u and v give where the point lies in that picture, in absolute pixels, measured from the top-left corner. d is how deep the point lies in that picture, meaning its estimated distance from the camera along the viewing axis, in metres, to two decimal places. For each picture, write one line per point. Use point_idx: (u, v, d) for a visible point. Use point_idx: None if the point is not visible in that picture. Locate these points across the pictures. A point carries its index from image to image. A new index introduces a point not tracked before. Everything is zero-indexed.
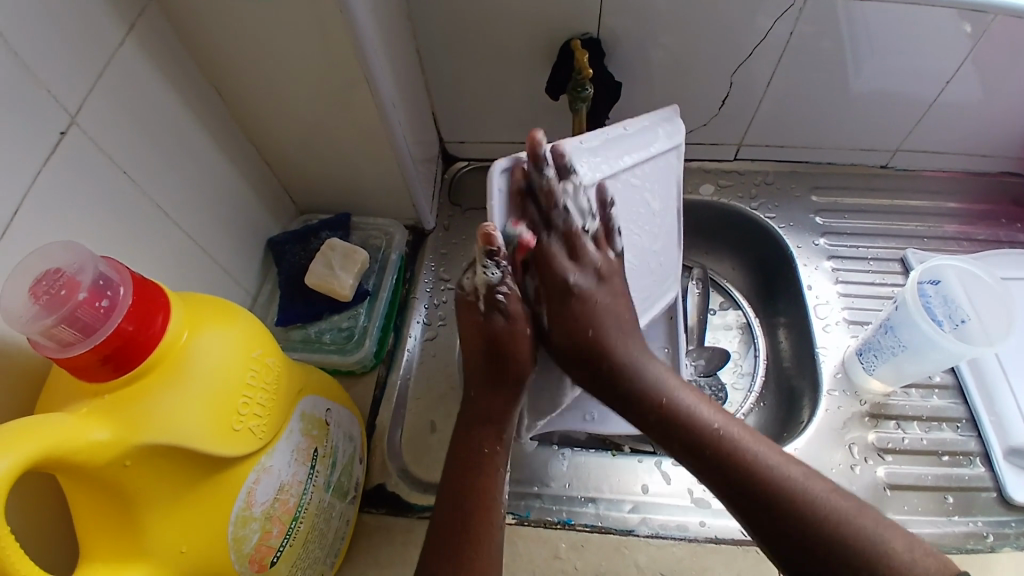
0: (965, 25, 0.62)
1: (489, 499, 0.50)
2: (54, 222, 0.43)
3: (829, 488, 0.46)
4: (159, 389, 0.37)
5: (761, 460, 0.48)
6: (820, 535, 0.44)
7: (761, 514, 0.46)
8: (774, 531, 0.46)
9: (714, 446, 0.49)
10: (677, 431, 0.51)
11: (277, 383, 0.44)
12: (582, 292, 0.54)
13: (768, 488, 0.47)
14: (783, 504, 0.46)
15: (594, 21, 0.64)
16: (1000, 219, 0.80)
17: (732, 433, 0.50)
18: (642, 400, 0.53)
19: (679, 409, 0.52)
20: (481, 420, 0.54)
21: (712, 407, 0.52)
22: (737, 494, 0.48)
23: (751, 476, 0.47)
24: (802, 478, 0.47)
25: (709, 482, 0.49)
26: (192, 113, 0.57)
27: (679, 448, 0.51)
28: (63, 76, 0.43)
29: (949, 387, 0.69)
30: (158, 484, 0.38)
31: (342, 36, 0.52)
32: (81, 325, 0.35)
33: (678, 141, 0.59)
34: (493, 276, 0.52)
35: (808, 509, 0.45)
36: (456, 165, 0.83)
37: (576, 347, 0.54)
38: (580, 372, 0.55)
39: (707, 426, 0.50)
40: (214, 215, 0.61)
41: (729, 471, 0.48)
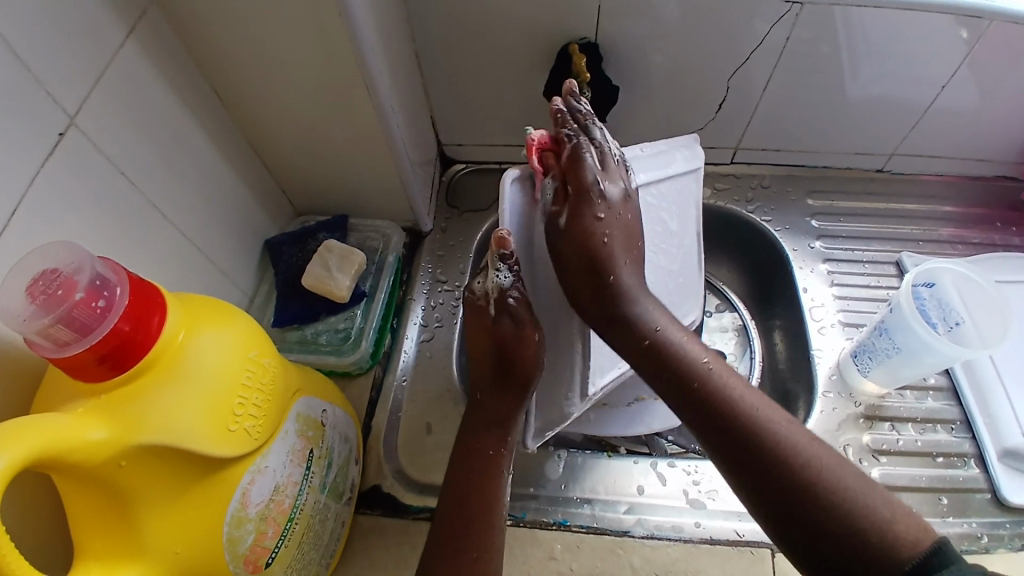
0: (961, 29, 0.62)
1: (490, 501, 0.51)
2: (51, 222, 0.43)
3: (811, 438, 0.45)
4: (155, 389, 0.37)
5: (744, 401, 0.47)
6: (793, 478, 0.43)
7: (738, 452, 0.45)
8: (749, 468, 0.44)
9: (699, 379, 0.49)
10: (664, 363, 0.50)
11: (274, 384, 0.44)
12: (607, 202, 0.53)
13: (748, 427, 0.45)
14: (761, 443, 0.45)
15: (592, 25, 0.64)
16: (995, 223, 0.80)
17: (720, 373, 0.49)
18: (632, 330, 0.52)
19: (668, 343, 0.51)
20: (488, 424, 0.55)
21: (702, 347, 0.51)
22: (715, 429, 0.46)
23: (732, 412, 0.46)
24: (783, 423, 0.45)
25: (688, 419, 0.49)
26: (190, 114, 0.57)
27: (663, 383, 0.50)
28: (63, 77, 0.44)
29: (944, 389, 0.69)
30: (152, 484, 0.38)
31: (341, 38, 0.52)
32: (78, 325, 0.36)
33: (697, 163, 0.62)
34: (505, 281, 0.53)
35: (784, 452, 0.44)
36: (454, 168, 0.84)
37: (584, 247, 0.53)
38: (578, 281, 0.53)
39: (694, 364, 0.50)
40: (211, 216, 0.61)
41: (711, 405, 0.47)
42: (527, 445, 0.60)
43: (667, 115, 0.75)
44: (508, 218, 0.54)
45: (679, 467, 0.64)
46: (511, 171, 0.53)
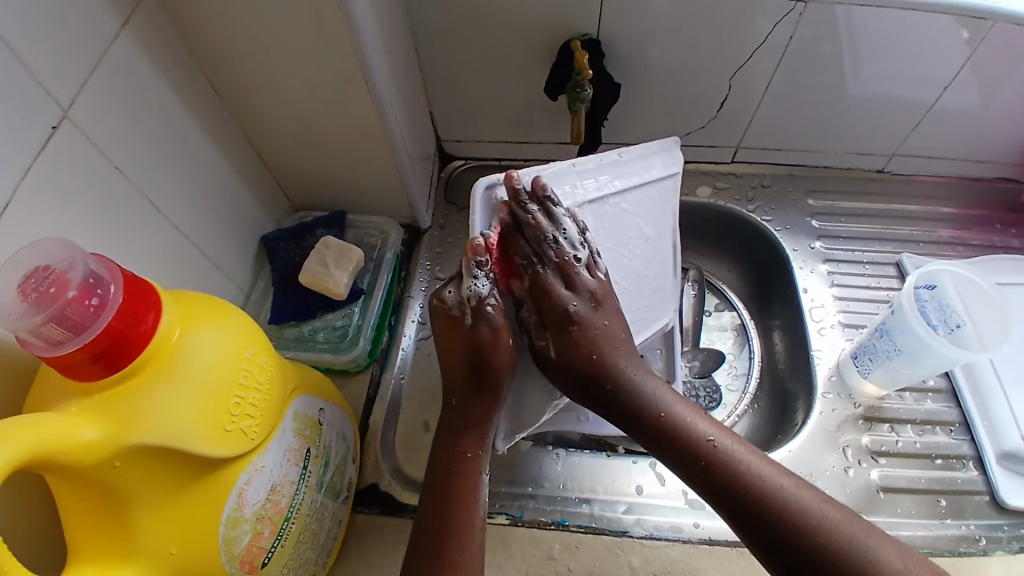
0: (963, 30, 0.62)
1: (470, 507, 0.49)
2: (44, 217, 0.42)
3: (822, 499, 0.47)
4: (150, 388, 0.37)
5: (757, 473, 0.48)
6: (821, 556, 0.44)
7: (761, 532, 0.46)
8: (775, 546, 0.46)
9: (709, 459, 0.49)
10: (673, 442, 0.51)
11: (271, 383, 0.44)
12: (581, 320, 0.53)
13: (766, 504, 0.47)
14: (784, 524, 0.46)
15: (594, 21, 0.64)
16: (995, 225, 0.80)
17: (728, 448, 0.50)
18: (638, 419, 0.52)
19: (675, 424, 0.51)
20: (463, 426, 0.53)
21: (706, 421, 0.52)
22: (733, 506, 0.48)
23: (747, 490, 0.48)
24: (797, 491, 0.47)
25: (704, 494, 0.50)
26: (186, 108, 0.56)
27: (675, 462, 0.51)
28: (58, 69, 0.43)
29: (943, 391, 0.69)
30: (146, 485, 0.37)
31: (339, 33, 0.52)
32: (69, 324, 0.35)
33: (676, 170, 0.61)
34: (483, 289, 0.52)
35: (808, 527, 0.45)
36: (453, 164, 0.83)
37: (569, 375, 0.53)
38: (568, 388, 0.53)
39: (703, 442, 0.50)
40: (208, 211, 0.60)
41: (726, 483, 0.48)
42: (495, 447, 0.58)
43: (669, 113, 0.75)
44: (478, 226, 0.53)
45: None
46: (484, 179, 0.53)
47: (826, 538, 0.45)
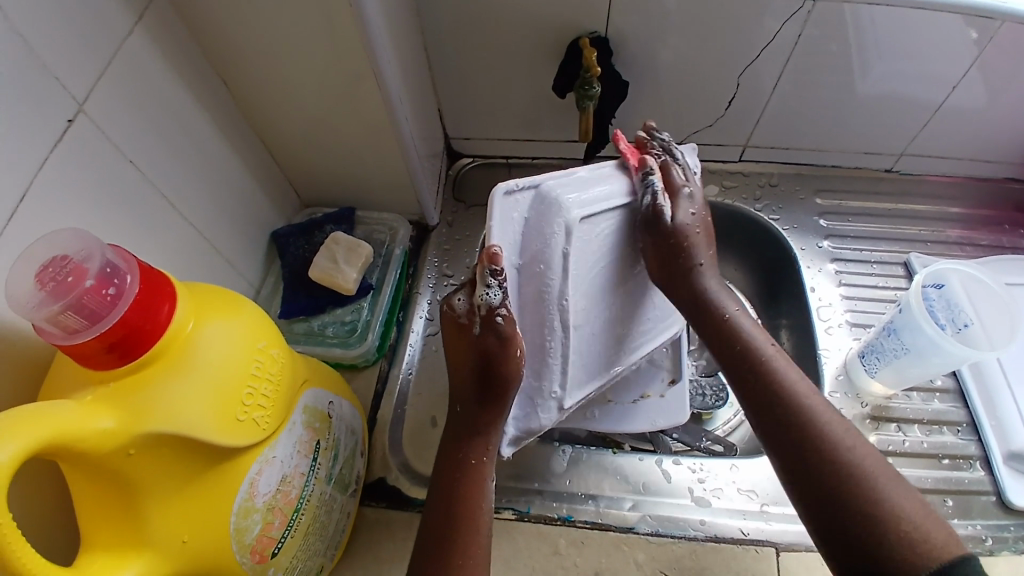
0: (972, 30, 0.62)
1: (476, 511, 0.50)
2: (59, 209, 0.43)
3: (857, 436, 0.47)
4: (164, 379, 0.37)
5: (799, 389, 0.50)
6: (832, 472, 0.45)
7: (784, 438, 0.48)
8: (789, 447, 0.48)
9: (755, 359, 0.52)
10: (731, 342, 0.54)
11: (282, 374, 0.44)
12: (694, 202, 0.58)
13: (801, 413, 0.49)
14: (809, 435, 0.47)
15: (602, 19, 0.64)
16: (1004, 225, 0.80)
17: (776, 359, 0.52)
18: (702, 313, 0.56)
19: (735, 325, 0.55)
20: (470, 431, 0.53)
21: (765, 336, 0.55)
22: (762, 402, 0.51)
23: (784, 398, 0.50)
24: (828, 413, 0.49)
25: (741, 391, 0.53)
26: (198, 104, 0.57)
27: (724, 357, 0.54)
28: (73, 64, 0.43)
29: (950, 391, 0.69)
30: (159, 474, 0.38)
31: (349, 30, 0.52)
32: (87, 312, 0.35)
33: (694, 173, 0.60)
34: (495, 299, 0.50)
35: (831, 445, 0.46)
36: (461, 162, 0.83)
37: (664, 239, 0.55)
38: (652, 256, 0.56)
39: (754, 347, 0.53)
40: (219, 206, 0.61)
41: (764, 381, 0.51)
42: (501, 453, 0.55)
43: (677, 112, 0.75)
44: (496, 233, 0.49)
45: (685, 465, 0.64)
46: (501, 185, 0.49)
47: (844, 458, 0.46)
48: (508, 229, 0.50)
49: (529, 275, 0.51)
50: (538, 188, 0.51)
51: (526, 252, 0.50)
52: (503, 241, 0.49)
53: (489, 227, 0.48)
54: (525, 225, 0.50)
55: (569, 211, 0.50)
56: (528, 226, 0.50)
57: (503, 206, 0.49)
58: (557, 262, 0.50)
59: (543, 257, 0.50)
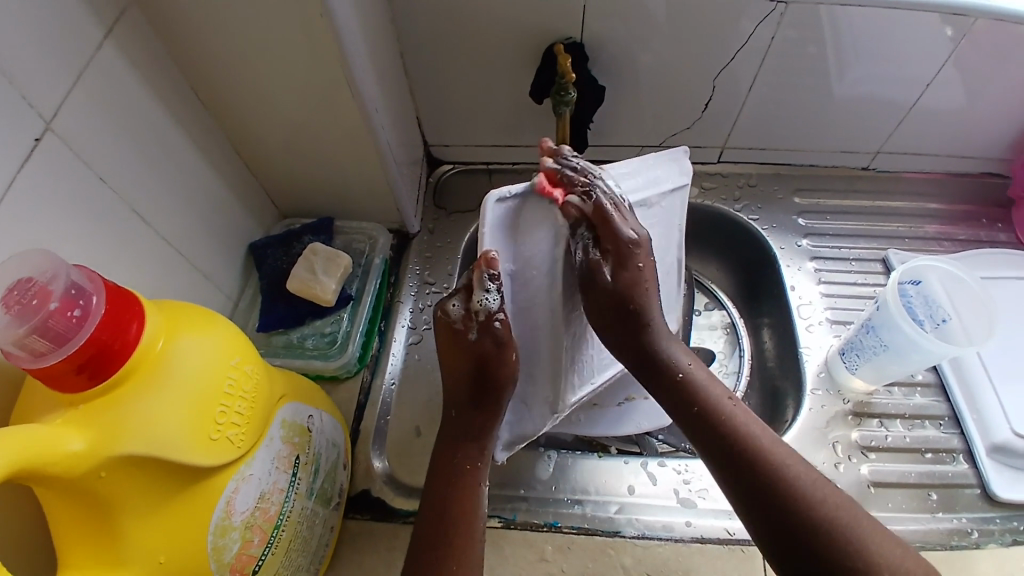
0: (946, 28, 0.62)
1: (469, 515, 0.50)
2: (26, 227, 0.42)
3: (827, 485, 0.47)
4: (134, 399, 0.37)
5: (764, 446, 0.49)
6: (812, 534, 0.45)
7: (757, 503, 0.47)
8: (760, 506, 0.47)
9: (714, 417, 0.51)
10: (689, 404, 0.53)
11: (257, 390, 0.44)
12: (639, 247, 0.54)
13: (767, 475, 0.48)
14: (783, 496, 0.47)
15: (577, 24, 0.64)
16: (980, 220, 0.81)
17: (735, 414, 0.52)
18: (657, 370, 0.55)
19: (692, 381, 0.54)
20: (464, 436, 0.54)
21: (721, 390, 0.54)
22: (726, 462, 0.50)
23: (751, 458, 0.49)
24: (794, 464, 0.48)
25: (704, 451, 0.51)
26: (171, 117, 0.56)
27: (682, 416, 0.53)
28: (40, 81, 0.43)
29: (932, 385, 0.70)
30: (132, 496, 0.37)
31: (322, 39, 0.52)
32: (53, 335, 0.35)
33: (686, 180, 0.60)
34: (493, 303, 0.51)
35: (807, 504, 0.46)
36: (441, 169, 0.83)
37: (608, 298, 0.53)
38: (596, 314, 0.54)
39: (713, 403, 0.52)
40: (195, 219, 0.60)
41: (725, 441, 0.50)
42: (495, 458, 0.58)
43: (655, 115, 0.75)
44: (490, 237, 0.49)
45: (670, 466, 0.64)
46: (495, 191, 0.48)
47: (821, 516, 0.45)
48: (502, 233, 0.50)
49: (522, 279, 0.52)
50: (533, 192, 0.51)
51: (519, 255, 0.51)
52: (497, 245, 0.50)
53: (484, 232, 0.49)
54: (518, 230, 0.51)
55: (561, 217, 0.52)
56: (521, 231, 0.51)
57: (497, 211, 0.49)
58: (546, 265, 0.53)
59: (534, 262, 0.52)
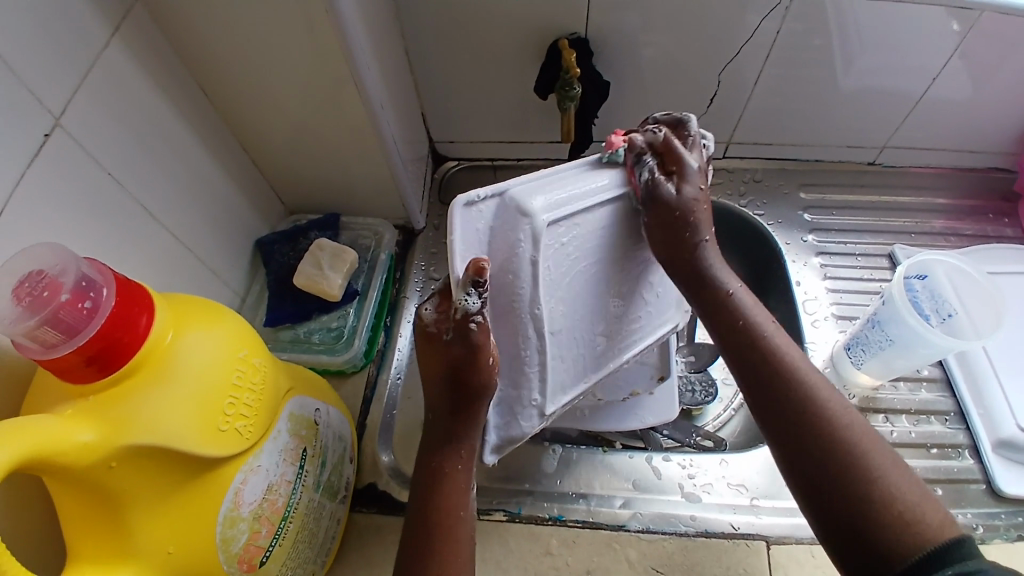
0: (952, 22, 0.62)
1: (453, 522, 0.50)
2: (38, 224, 0.43)
3: (856, 416, 0.47)
4: (145, 390, 0.37)
5: (800, 368, 0.50)
6: (834, 454, 0.44)
7: (785, 421, 0.47)
8: (786, 421, 0.47)
9: (757, 335, 0.52)
10: (733, 317, 0.53)
11: (265, 383, 0.44)
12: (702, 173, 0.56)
13: (799, 389, 0.48)
14: (812, 416, 0.47)
15: (581, 18, 0.64)
16: (988, 215, 0.81)
17: (777, 339, 0.52)
18: (704, 287, 0.54)
19: (738, 303, 0.54)
20: (442, 440, 0.53)
21: (767, 317, 0.54)
22: (763, 376, 0.50)
23: (787, 374, 0.49)
24: (831, 394, 0.48)
25: (740, 368, 0.51)
26: (177, 113, 0.56)
27: (725, 334, 0.53)
28: (50, 77, 0.43)
29: (938, 380, 0.70)
30: (143, 486, 0.38)
31: (327, 35, 0.52)
32: (64, 327, 0.35)
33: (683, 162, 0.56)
34: (473, 305, 0.48)
35: (832, 426, 0.46)
36: (446, 165, 0.83)
37: (670, 210, 0.53)
38: (652, 231, 0.54)
39: (756, 325, 0.52)
40: (202, 215, 0.61)
41: (764, 358, 0.50)
42: (484, 461, 0.55)
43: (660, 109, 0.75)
44: (456, 250, 0.48)
45: (674, 461, 0.64)
46: (460, 198, 0.48)
47: (843, 438, 0.45)
48: (474, 241, 0.49)
49: (501, 285, 0.50)
50: (502, 195, 0.50)
51: (496, 262, 0.49)
52: (467, 256, 0.49)
53: (450, 242, 0.48)
54: (491, 234, 0.49)
55: (535, 215, 0.48)
56: (493, 235, 0.49)
57: (464, 217, 0.49)
58: (522, 268, 0.49)
59: (511, 265, 0.49)
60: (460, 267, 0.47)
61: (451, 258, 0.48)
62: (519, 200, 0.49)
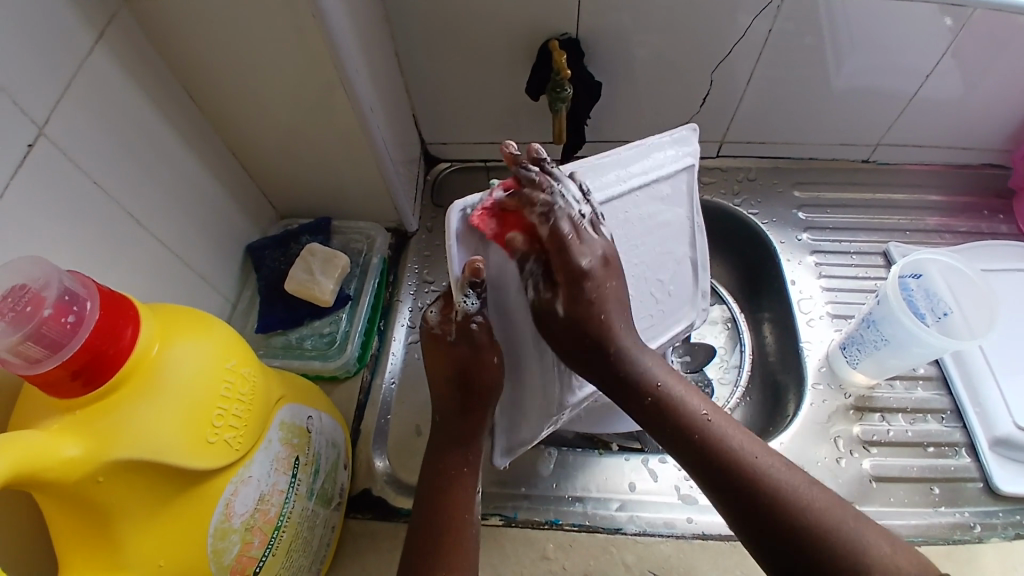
0: (945, 19, 0.62)
1: (459, 524, 0.49)
2: (22, 234, 0.42)
3: (812, 484, 0.46)
4: (131, 404, 0.36)
5: (746, 453, 0.48)
6: (811, 544, 0.43)
7: (755, 521, 0.45)
8: (755, 520, 0.45)
9: (699, 430, 0.49)
10: (666, 421, 0.50)
11: (255, 393, 0.44)
12: (595, 278, 0.50)
13: (754, 483, 0.46)
14: (777, 507, 0.45)
15: (572, 20, 0.64)
16: (982, 211, 0.80)
17: (719, 424, 0.49)
18: (633, 390, 0.51)
19: (670, 397, 0.51)
20: (451, 441, 0.53)
21: (699, 399, 0.51)
22: (715, 479, 0.47)
23: (737, 468, 0.47)
24: (783, 469, 0.47)
25: (694, 468, 0.49)
26: (164, 119, 0.56)
27: (666, 436, 0.50)
28: (32, 86, 0.43)
29: (934, 378, 0.69)
30: (131, 500, 0.37)
31: (315, 39, 0.51)
32: (47, 342, 0.35)
33: (689, 162, 0.59)
34: (471, 306, 0.50)
35: (798, 509, 0.44)
36: (439, 167, 0.83)
37: (566, 334, 0.51)
38: (557, 347, 0.51)
39: (695, 417, 0.50)
40: (191, 222, 0.60)
41: (713, 457, 0.48)
42: (495, 464, 0.56)
43: (652, 109, 0.75)
44: (456, 257, 0.47)
45: (671, 463, 0.63)
46: (459, 201, 0.47)
47: (815, 521, 0.44)
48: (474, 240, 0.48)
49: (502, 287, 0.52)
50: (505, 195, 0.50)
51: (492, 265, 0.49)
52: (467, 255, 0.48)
53: (450, 248, 0.47)
54: None
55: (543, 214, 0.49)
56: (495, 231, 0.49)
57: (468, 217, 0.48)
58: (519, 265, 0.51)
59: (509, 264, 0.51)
60: (459, 269, 0.47)
61: (450, 264, 0.47)
62: None
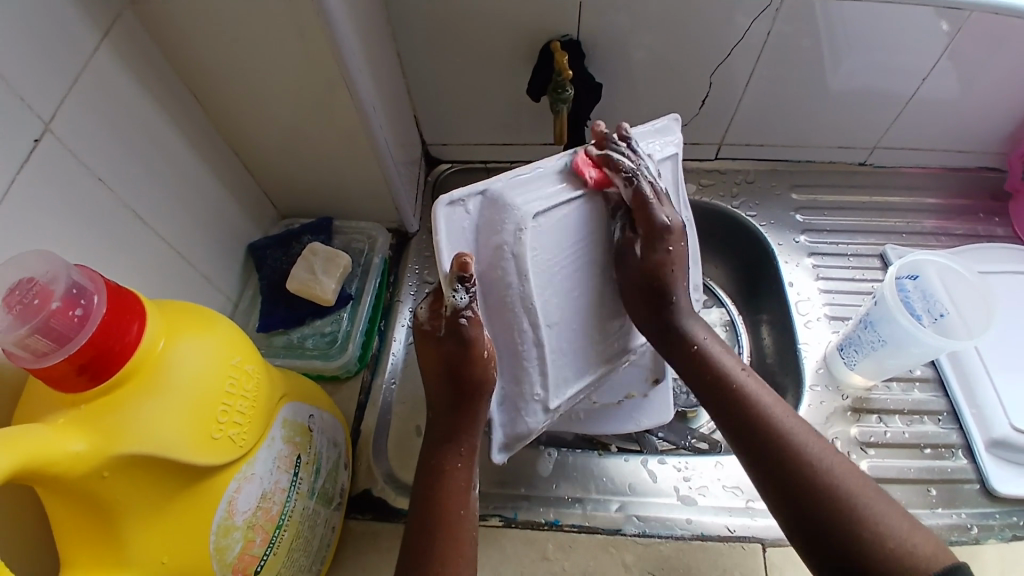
0: (942, 22, 0.63)
1: (455, 519, 0.49)
2: (27, 232, 0.42)
3: (837, 455, 0.48)
4: (136, 400, 0.37)
5: (774, 414, 0.51)
6: (820, 503, 0.46)
7: (773, 475, 0.49)
8: (772, 474, 0.49)
9: (735, 386, 0.53)
10: (704, 375, 0.55)
11: (258, 391, 0.44)
12: (672, 234, 0.55)
13: (775, 440, 0.50)
14: (794, 467, 0.48)
15: (573, 22, 0.64)
16: (978, 214, 0.81)
17: (751, 386, 0.54)
18: (677, 345, 0.57)
19: (710, 354, 0.56)
20: (444, 439, 0.53)
21: (737, 362, 0.56)
22: (741, 432, 0.51)
23: (761, 425, 0.51)
24: (806, 435, 0.50)
25: (723, 422, 0.53)
26: (168, 118, 0.56)
27: (704, 390, 0.55)
28: (38, 83, 0.43)
29: (930, 380, 0.70)
30: (135, 496, 0.37)
31: (318, 39, 0.52)
32: (54, 335, 0.35)
33: (677, 150, 0.59)
34: (461, 301, 0.49)
35: (814, 470, 0.47)
36: (439, 168, 0.83)
37: (642, 279, 0.55)
38: (631, 295, 0.56)
39: (732, 374, 0.55)
40: (193, 221, 0.60)
41: (741, 412, 0.52)
42: (494, 460, 0.56)
43: (652, 111, 0.75)
44: (444, 250, 0.49)
45: (670, 464, 0.64)
46: (443, 197, 0.50)
47: (829, 484, 0.46)
48: (459, 237, 0.50)
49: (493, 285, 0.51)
50: (485, 193, 0.51)
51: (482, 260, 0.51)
52: (453, 251, 0.49)
53: (436, 243, 0.49)
54: (477, 230, 0.51)
55: (523, 208, 0.50)
56: (478, 230, 0.50)
57: (448, 216, 0.50)
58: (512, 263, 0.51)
59: (501, 262, 0.51)
60: (446, 263, 0.48)
61: (439, 257, 0.49)
62: (501, 196, 0.50)
